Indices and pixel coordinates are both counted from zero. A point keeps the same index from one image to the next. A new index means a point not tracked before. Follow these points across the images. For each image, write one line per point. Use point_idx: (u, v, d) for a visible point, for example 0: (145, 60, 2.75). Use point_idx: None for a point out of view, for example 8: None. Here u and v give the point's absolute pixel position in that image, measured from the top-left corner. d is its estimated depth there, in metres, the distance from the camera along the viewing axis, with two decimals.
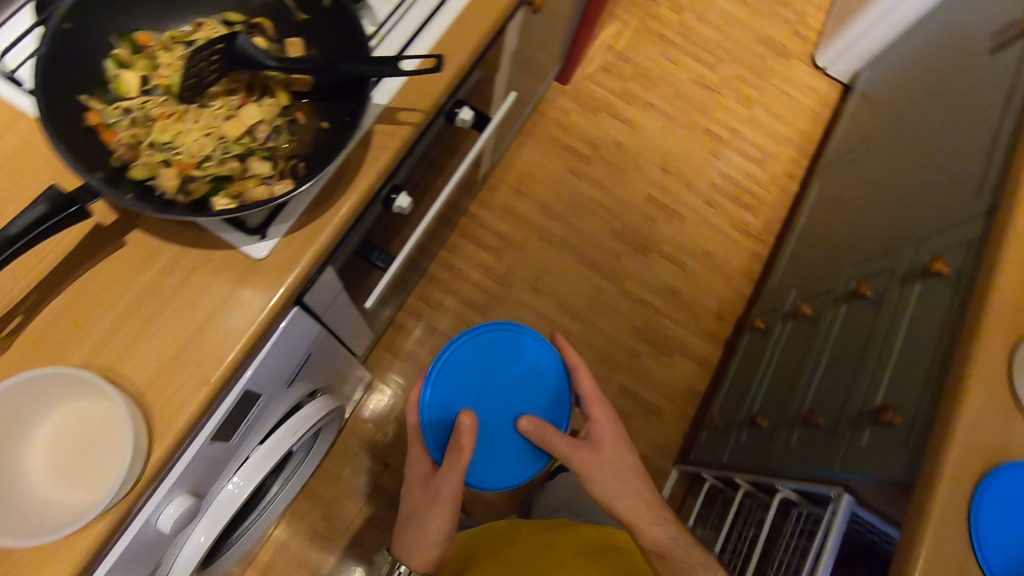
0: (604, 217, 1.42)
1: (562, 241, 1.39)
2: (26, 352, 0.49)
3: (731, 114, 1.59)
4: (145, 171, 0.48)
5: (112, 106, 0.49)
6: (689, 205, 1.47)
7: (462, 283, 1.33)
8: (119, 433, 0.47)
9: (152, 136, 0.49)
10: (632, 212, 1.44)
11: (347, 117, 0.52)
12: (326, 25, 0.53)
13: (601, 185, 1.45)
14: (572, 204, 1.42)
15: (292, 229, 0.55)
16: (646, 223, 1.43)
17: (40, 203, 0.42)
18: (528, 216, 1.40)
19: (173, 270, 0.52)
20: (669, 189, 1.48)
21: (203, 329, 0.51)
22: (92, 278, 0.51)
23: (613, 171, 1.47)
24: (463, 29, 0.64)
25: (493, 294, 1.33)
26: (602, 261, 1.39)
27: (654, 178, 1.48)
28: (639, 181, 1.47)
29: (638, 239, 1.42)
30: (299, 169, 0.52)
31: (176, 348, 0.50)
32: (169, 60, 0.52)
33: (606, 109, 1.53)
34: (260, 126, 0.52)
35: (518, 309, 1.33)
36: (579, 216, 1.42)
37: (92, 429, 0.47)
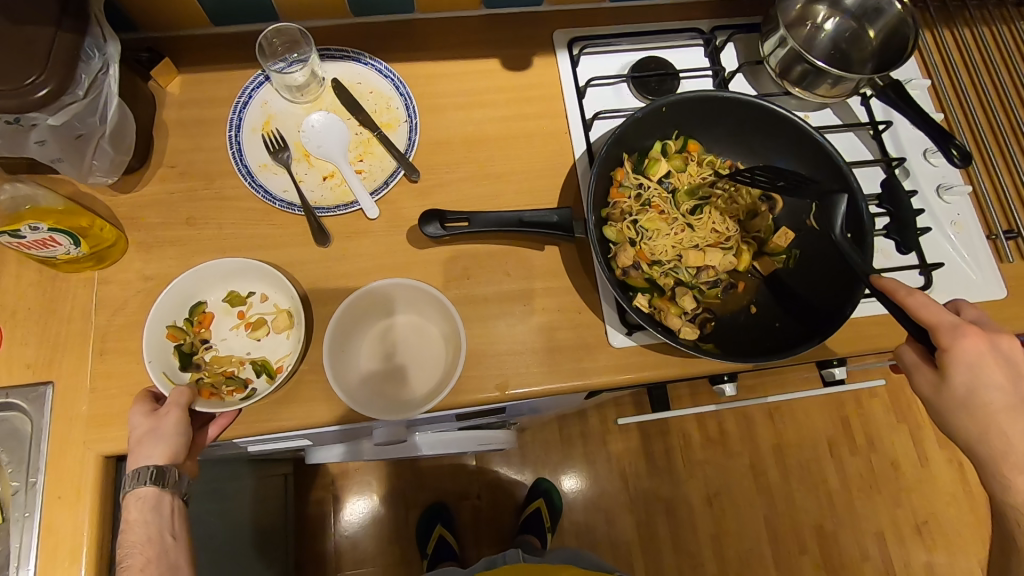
0: (775, 515, 1.45)
1: (732, 506, 1.45)
2: (426, 269, 0.73)
3: (960, 490, 1.48)
4: (616, 234, 0.66)
5: (634, 176, 0.69)
6: (863, 544, 1.44)
7: (649, 483, 1.46)
8: (431, 336, 0.72)
9: (639, 217, 0.68)
10: (832, 521, 1.45)
11: (718, 339, 0.65)
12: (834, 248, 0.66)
13: (787, 479, 1.47)
14: (763, 486, 1.47)
15: (644, 342, 0.71)
16: (847, 542, 1.44)
17: (555, 214, 0.64)
18: (699, 495, 1.46)
19: (521, 336, 0.71)
20: (864, 527, 1.45)
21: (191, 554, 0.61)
22: (493, 255, 0.74)
23: (811, 472, 1.48)
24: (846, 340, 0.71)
25: (667, 536, 1.43)
26: (783, 542, 1.43)
27: (891, 519, 1.46)
28: (835, 510, 1.46)
29: (832, 556, 1.43)
30: (706, 323, 0.66)
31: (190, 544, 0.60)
32: (691, 172, 0.71)
33: (802, 443, 1.50)
34: (709, 270, 0.67)
35: (682, 522, 1.44)
36: (755, 503, 1.46)
37: (414, 331, 0.72)
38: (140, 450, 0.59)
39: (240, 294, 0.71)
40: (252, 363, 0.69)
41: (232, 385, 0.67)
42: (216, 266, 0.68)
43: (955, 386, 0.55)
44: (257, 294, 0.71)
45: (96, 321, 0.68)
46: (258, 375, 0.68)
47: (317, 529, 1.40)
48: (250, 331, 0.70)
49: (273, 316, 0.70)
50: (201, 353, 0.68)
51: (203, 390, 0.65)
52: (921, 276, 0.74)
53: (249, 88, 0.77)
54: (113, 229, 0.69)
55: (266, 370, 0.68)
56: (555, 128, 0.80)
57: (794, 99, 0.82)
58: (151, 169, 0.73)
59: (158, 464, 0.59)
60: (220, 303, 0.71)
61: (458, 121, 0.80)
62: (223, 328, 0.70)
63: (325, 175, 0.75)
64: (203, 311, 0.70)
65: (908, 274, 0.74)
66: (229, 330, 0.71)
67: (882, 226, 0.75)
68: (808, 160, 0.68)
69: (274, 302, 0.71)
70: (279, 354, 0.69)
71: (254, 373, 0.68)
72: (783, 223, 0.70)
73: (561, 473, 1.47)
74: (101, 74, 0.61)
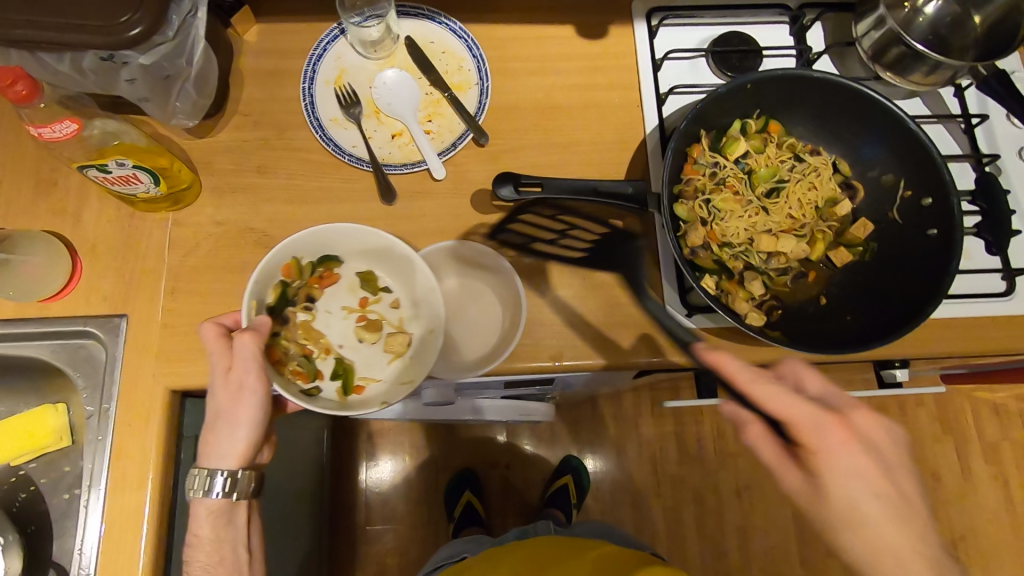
0: (805, 514, 1.43)
1: (761, 501, 1.44)
2: (488, 234, 0.73)
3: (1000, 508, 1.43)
4: (687, 212, 0.65)
5: (711, 153, 0.67)
6: None
7: (678, 470, 1.46)
8: (491, 317, 0.72)
9: (712, 196, 0.66)
10: None
11: (783, 328, 0.63)
12: (916, 244, 0.63)
13: None
14: None
15: (704, 325, 0.70)
16: None
17: (627, 186, 0.62)
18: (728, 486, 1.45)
19: (578, 308, 0.71)
20: None
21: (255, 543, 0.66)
22: (556, 225, 0.73)
23: None
24: (917, 340, 0.68)
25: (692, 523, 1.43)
26: (811, 542, 1.41)
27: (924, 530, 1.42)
28: None
29: (860, 561, 1.41)
30: (773, 310, 0.64)
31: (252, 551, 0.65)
32: (770, 154, 0.68)
33: None
34: (781, 257, 0.65)
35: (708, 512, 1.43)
36: (785, 501, 1.44)
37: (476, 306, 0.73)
38: (218, 433, 0.59)
39: (371, 284, 0.71)
40: (334, 359, 0.68)
41: (302, 367, 0.66)
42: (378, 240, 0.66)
43: (834, 499, 0.49)
44: (389, 294, 0.71)
45: (168, 261, 0.70)
46: (331, 373, 0.67)
47: (349, 482, 1.44)
48: (361, 326, 0.70)
49: (392, 329, 0.70)
50: (298, 310, 0.68)
51: (273, 351, 0.65)
52: (1005, 281, 0.70)
53: (324, 41, 0.77)
54: (189, 172, 0.70)
55: (342, 376, 0.67)
56: (627, 100, 0.78)
57: (883, 85, 0.78)
58: (226, 115, 0.74)
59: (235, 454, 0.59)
60: (353, 277, 0.71)
61: (529, 88, 0.78)
62: (343, 301, 0.70)
63: (393, 134, 0.75)
64: (328, 269, 0.69)
65: (991, 277, 0.70)
66: (345, 313, 0.70)
67: (972, 225, 0.72)
68: (896, 149, 0.65)
69: (398, 314, 0.71)
70: (366, 369, 0.69)
71: (330, 371, 0.67)
72: (862, 214, 0.68)
73: (590, 452, 1.47)
74: (191, 18, 0.62)
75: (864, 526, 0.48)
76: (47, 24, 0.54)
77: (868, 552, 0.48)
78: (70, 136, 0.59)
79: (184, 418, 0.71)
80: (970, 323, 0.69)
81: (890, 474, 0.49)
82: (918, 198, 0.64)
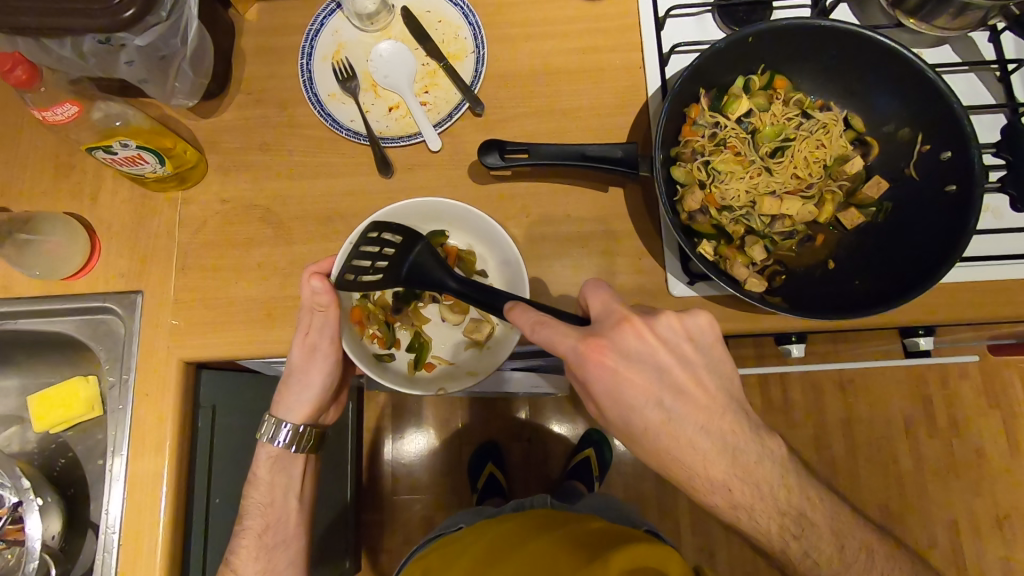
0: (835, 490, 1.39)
1: None
2: (486, 205, 0.72)
3: None
4: (685, 176, 0.62)
5: (711, 113, 0.64)
6: (930, 529, 1.36)
7: None
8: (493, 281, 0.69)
9: (712, 158, 0.63)
10: (897, 503, 1.37)
11: (784, 296, 0.61)
12: (932, 202, 0.59)
13: (852, 455, 1.40)
14: (825, 460, 1.40)
15: (706, 293, 0.68)
16: (911, 527, 1.36)
17: (619, 149, 0.61)
18: None
19: (576, 277, 0.70)
20: (932, 513, 1.36)
21: (291, 499, 0.69)
22: (554, 193, 0.72)
23: (880, 452, 1.40)
24: (936, 304, 0.65)
25: None
26: None
27: (963, 509, 1.36)
28: (900, 491, 1.38)
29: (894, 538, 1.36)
30: (775, 276, 0.62)
31: (285, 499, 0.68)
32: (776, 112, 0.65)
33: (874, 419, 1.41)
34: (784, 220, 0.62)
35: None
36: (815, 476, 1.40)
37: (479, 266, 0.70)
38: (290, 389, 0.65)
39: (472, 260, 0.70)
40: (413, 331, 0.69)
41: (381, 333, 0.67)
42: (485, 228, 0.65)
43: (611, 411, 0.56)
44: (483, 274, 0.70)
45: (179, 238, 0.73)
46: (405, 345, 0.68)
47: (376, 453, 1.48)
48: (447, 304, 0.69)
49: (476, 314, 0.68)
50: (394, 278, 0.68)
51: (356, 313, 0.65)
52: None
53: (322, 15, 0.77)
54: (194, 151, 0.72)
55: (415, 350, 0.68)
56: (630, 62, 0.75)
57: (908, 32, 0.72)
58: (229, 95, 0.76)
59: (297, 414, 0.66)
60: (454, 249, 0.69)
61: (527, 54, 0.76)
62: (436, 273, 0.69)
63: (391, 107, 0.75)
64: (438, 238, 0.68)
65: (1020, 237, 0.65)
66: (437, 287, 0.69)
67: (998, 180, 0.66)
68: (911, 99, 0.60)
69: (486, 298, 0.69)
70: (440, 351, 0.69)
71: (407, 342, 0.68)
72: (875, 174, 0.64)
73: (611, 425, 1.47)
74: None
75: (673, 423, 0.55)
76: (44, 10, 0.56)
77: (663, 448, 0.56)
78: (75, 118, 0.61)
79: (201, 390, 0.74)
80: (996, 286, 0.64)
81: (693, 368, 0.56)
82: (937, 152, 0.59)
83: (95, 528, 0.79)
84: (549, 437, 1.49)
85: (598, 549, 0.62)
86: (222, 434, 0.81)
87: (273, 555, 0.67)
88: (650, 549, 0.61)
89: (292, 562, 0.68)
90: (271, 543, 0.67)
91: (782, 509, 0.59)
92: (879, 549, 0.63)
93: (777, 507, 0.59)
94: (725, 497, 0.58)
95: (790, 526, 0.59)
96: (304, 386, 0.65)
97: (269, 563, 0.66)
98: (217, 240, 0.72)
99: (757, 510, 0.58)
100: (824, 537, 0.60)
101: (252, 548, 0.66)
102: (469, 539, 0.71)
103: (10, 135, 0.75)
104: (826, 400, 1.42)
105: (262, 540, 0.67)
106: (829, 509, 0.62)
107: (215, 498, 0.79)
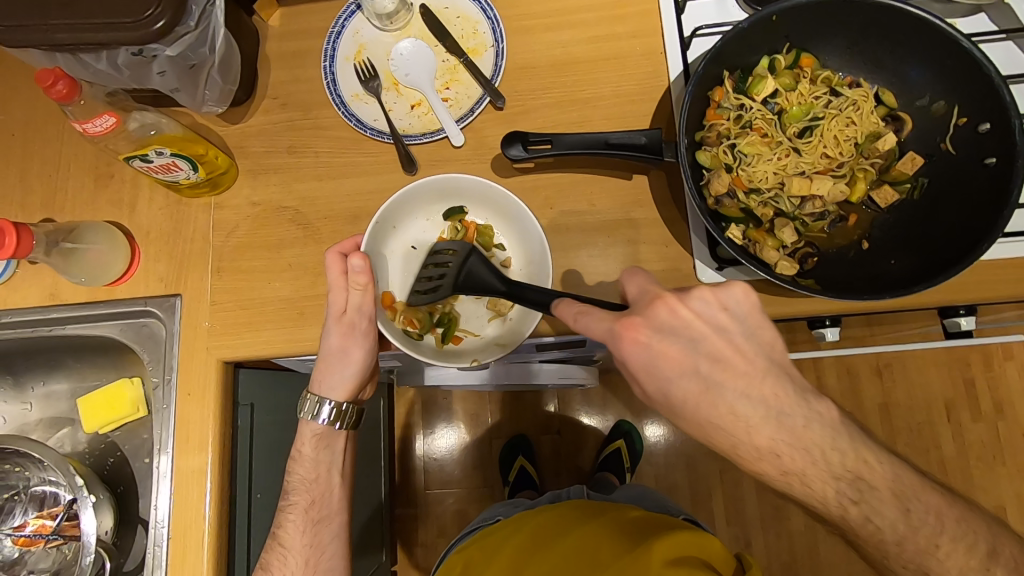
0: None
1: None
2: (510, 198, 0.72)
3: None
4: (711, 160, 0.62)
5: (735, 96, 0.63)
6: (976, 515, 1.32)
7: None
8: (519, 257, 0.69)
9: (738, 141, 0.62)
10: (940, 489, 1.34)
11: (819, 278, 0.60)
12: (972, 176, 0.58)
13: (891, 441, 1.36)
14: None
15: (735, 278, 0.67)
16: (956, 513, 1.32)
17: (642, 136, 0.60)
18: None
19: (603, 266, 0.70)
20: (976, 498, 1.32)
21: (335, 475, 0.71)
22: (577, 184, 0.72)
23: (920, 437, 1.36)
24: (978, 281, 0.63)
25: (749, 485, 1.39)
26: None
27: (1011, 494, 1.32)
28: (943, 477, 1.34)
29: None
30: (808, 258, 0.61)
31: (330, 475, 0.70)
32: (802, 91, 0.64)
33: (914, 403, 1.37)
34: (816, 202, 0.61)
35: None
36: None
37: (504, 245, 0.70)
38: (330, 371, 0.65)
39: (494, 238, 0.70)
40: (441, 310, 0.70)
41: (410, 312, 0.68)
42: (500, 198, 0.66)
43: (652, 390, 0.55)
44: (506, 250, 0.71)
45: (213, 242, 0.75)
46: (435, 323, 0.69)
47: (408, 448, 1.50)
48: None
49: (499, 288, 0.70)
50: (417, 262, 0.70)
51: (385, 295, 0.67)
52: None
53: (342, 17, 0.78)
54: (225, 157, 0.74)
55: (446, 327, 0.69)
56: (649, 48, 0.75)
57: (939, 2, 0.70)
58: (256, 101, 0.78)
59: (339, 392, 0.66)
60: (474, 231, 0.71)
61: (545, 45, 0.76)
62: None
63: (412, 105, 0.76)
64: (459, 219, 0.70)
65: None
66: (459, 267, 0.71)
67: None
68: (945, 71, 0.58)
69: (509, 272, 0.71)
70: (469, 325, 0.70)
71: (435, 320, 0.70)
72: (910, 150, 0.62)
73: (641, 415, 1.46)
74: (210, 6, 0.64)
75: (714, 394, 0.54)
76: (79, 26, 0.58)
77: (708, 423, 0.55)
78: (112, 129, 0.64)
79: (239, 388, 0.76)
80: None
81: (730, 338, 0.54)
82: (975, 124, 0.58)
83: (145, 524, 0.82)
84: (579, 429, 1.49)
85: (637, 542, 0.61)
86: (261, 431, 0.83)
87: (319, 528, 0.69)
88: (690, 538, 0.60)
89: (337, 537, 0.70)
90: (318, 518, 0.69)
91: (847, 478, 0.55)
92: (950, 515, 0.55)
93: (833, 472, 0.55)
94: (774, 465, 0.55)
95: (846, 491, 0.55)
96: (345, 366, 0.65)
97: (317, 537, 0.69)
98: (250, 244, 0.74)
99: (821, 484, 0.55)
100: (888, 503, 0.55)
101: (301, 525, 0.69)
102: (510, 531, 0.71)
103: (52, 149, 0.78)
104: (862, 386, 1.39)
105: (310, 515, 0.69)
106: (893, 473, 0.55)
107: (257, 493, 0.82)
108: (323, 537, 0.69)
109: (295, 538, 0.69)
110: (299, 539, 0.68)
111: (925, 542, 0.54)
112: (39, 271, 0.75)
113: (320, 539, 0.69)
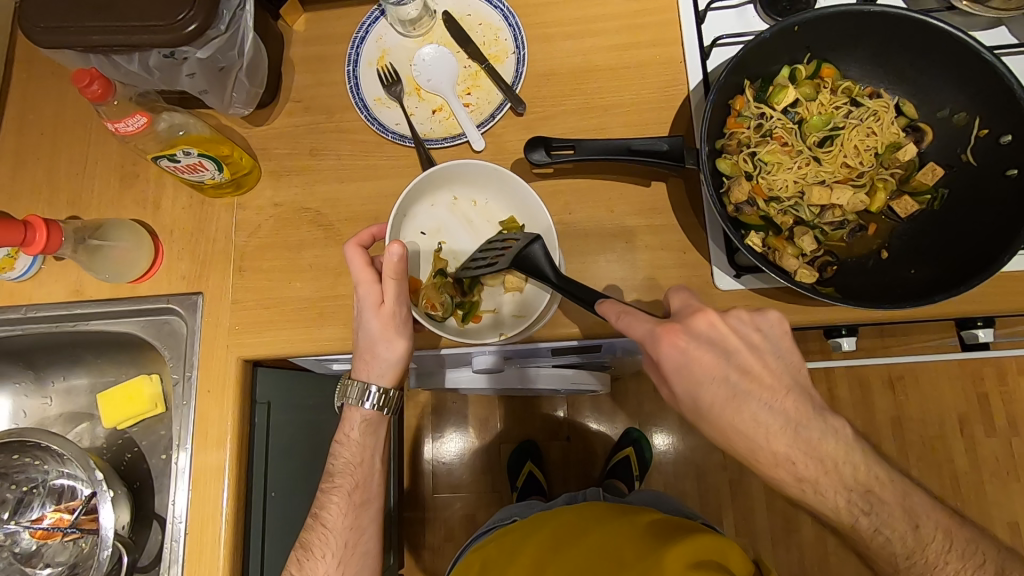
0: None
1: None
2: None
3: None
4: (731, 168, 0.62)
5: (756, 105, 0.63)
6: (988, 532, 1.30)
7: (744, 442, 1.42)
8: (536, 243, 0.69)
9: (759, 149, 0.63)
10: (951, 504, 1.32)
11: (839, 287, 0.60)
12: (994, 187, 0.58)
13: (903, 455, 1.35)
14: None
15: (753, 286, 0.67)
16: None
17: (664, 142, 0.61)
18: None
19: (620, 271, 0.70)
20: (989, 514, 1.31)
21: (377, 462, 0.71)
22: (596, 189, 0.73)
23: (933, 451, 1.35)
24: (997, 293, 0.63)
25: (759, 496, 1.38)
26: None
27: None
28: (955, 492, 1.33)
29: None
30: (827, 267, 0.61)
31: (373, 460, 0.70)
32: (823, 101, 0.64)
33: (926, 417, 1.36)
34: (836, 211, 0.61)
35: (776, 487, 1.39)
36: None
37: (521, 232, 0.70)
38: (372, 364, 0.65)
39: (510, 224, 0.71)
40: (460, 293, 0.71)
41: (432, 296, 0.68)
42: (507, 181, 0.67)
43: (681, 395, 0.55)
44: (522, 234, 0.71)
45: (235, 241, 0.76)
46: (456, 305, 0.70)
47: (417, 451, 1.50)
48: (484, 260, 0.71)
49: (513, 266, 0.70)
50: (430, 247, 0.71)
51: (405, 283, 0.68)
52: None
53: (366, 23, 0.79)
54: (249, 158, 0.75)
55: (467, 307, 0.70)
56: (670, 57, 0.75)
57: (960, 15, 0.70)
58: (280, 103, 0.79)
59: (386, 382, 0.66)
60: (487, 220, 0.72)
61: (567, 53, 0.77)
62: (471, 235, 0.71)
63: (434, 109, 0.77)
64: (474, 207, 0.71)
65: None
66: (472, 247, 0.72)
67: None
68: (968, 83, 0.59)
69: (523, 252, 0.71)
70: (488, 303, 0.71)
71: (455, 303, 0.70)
72: (931, 160, 0.62)
73: (651, 424, 1.46)
74: (239, 10, 0.65)
75: (742, 402, 0.54)
76: (115, 29, 0.60)
77: (733, 432, 0.55)
78: (142, 129, 0.65)
79: (257, 386, 0.77)
80: None
81: (763, 355, 0.55)
82: (996, 135, 0.58)
83: (160, 520, 0.83)
84: (588, 435, 1.49)
85: (655, 545, 0.61)
86: (277, 430, 0.84)
87: (359, 512, 0.69)
88: (708, 542, 0.60)
89: (375, 525, 0.71)
90: (360, 503, 0.70)
91: (858, 490, 0.55)
92: None
93: (844, 482, 0.55)
94: (789, 473, 0.55)
95: (858, 503, 0.55)
96: (386, 357, 0.64)
97: (357, 522, 0.69)
98: (271, 243, 0.75)
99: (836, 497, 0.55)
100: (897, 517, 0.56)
101: (342, 509, 0.69)
102: (526, 531, 0.71)
103: (79, 147, 0.79)
104: (874, 398, 1.38)
105: (353, 499, 0.69)
106: (902, 490, 0.56)
107: (272, 492, 0.82)
108: (363, 523, 0.70)
109: (335, 525, 0.69)
110: (342, 523, 0.69)
111: (932, 555, 0.55)
112: (64, 267, 0.77)
113: (360, 526, 0.70)
